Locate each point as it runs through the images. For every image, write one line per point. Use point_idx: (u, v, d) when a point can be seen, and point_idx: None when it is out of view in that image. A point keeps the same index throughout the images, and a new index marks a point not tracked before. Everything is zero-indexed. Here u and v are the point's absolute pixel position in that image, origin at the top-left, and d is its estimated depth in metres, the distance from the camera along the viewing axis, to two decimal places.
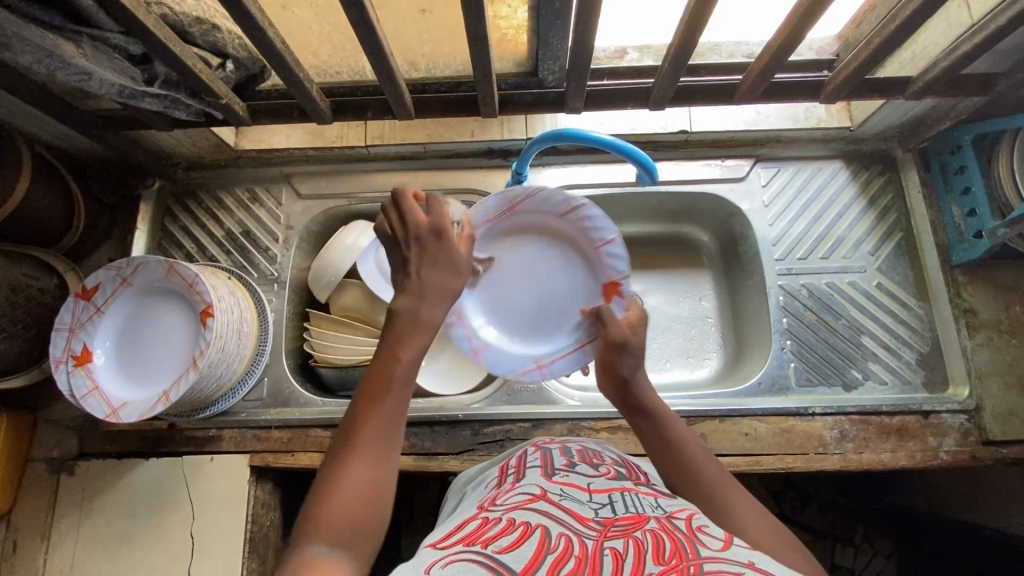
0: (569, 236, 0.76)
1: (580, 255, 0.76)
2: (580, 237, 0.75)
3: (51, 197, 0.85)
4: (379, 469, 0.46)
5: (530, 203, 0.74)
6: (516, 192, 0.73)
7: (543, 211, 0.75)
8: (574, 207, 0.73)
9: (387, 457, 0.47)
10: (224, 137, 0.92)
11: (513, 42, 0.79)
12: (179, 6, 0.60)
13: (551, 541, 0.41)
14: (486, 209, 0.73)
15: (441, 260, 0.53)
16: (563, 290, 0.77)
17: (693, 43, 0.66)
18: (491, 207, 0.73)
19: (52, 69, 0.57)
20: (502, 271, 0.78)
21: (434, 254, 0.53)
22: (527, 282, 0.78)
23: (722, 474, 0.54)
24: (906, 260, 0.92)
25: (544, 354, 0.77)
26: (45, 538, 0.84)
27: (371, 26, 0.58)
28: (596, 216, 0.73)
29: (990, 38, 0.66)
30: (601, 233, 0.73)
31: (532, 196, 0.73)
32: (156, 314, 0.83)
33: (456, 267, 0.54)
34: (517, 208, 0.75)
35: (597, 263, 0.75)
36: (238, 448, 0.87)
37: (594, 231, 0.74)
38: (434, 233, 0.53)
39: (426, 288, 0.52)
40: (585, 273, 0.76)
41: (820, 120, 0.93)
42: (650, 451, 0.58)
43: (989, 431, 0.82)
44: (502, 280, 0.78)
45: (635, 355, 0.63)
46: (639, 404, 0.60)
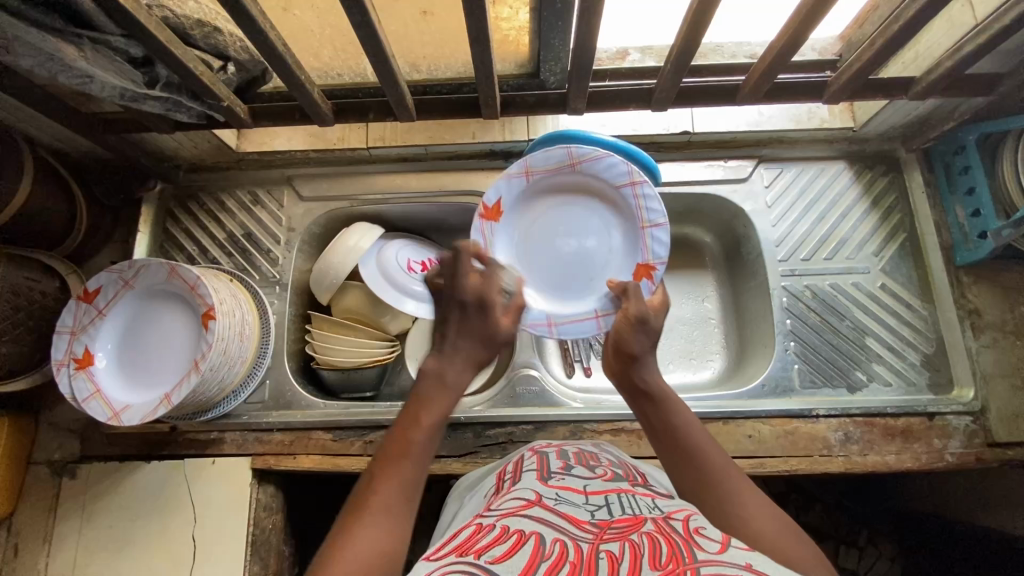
0: (618, 208, 0.79)
1: (623, 230, 0.80)
2: (628, 213, 0.79)
3: (52, 200, 0.85)
4: (392, 528, 0.47)
5: (595, 166, 0.77)
6: (584, 152, 0.75)
7: (602, 178, 0.78)
8: (634, 183, 0.76)
9: (400, 518, 0.48)
10: (226, 139, 0.92)
11: (514, 43, 0.78)
12: (180, 9, 0.60)
13: (546, 547, 0.41)
14: (549, 161, 0.77)
15: (477, 327, 0.59)
16: (599, 257, 0.81)
17: (696, 43, 0.65)
18: (554, 160, 0.77)
19: (53, 72, 0.59)
20: (543, 225, 0.82)
21: (472, 319, 0.59)
22: (563, 244, 0.81)
23: (724, 460, 0.56)
24: (910, 261, 0.91)
25: (558, 313, 0.80)
26: (46, 541, 0.84)
27: (373, 28, 0.58)
28: (652, 195, 0.76)
29: (995, 38, 0.65)
30: (651, 214, 0.77)
31: (598, 160, 0.76)
32: (158, 320, 0.82)
33: (487, 339, 0.59)
34: (577, 169, 0.78)
35: (636, 242, 0.79)
36: (240, 451, 0.86)
37: (644, 209, 0.77)
38: (476, 301, 0.60)
39: (460, 349, 0.58)
40: (625, 245, 0.80)
41: (823, 120, 0.92)
42: (654, 437, 0.60)
43: (995, 433, 0.82)
44: (541, 229, 0.82)
45: (649, 333, 0.66)
46: (644, 389, 0.62)
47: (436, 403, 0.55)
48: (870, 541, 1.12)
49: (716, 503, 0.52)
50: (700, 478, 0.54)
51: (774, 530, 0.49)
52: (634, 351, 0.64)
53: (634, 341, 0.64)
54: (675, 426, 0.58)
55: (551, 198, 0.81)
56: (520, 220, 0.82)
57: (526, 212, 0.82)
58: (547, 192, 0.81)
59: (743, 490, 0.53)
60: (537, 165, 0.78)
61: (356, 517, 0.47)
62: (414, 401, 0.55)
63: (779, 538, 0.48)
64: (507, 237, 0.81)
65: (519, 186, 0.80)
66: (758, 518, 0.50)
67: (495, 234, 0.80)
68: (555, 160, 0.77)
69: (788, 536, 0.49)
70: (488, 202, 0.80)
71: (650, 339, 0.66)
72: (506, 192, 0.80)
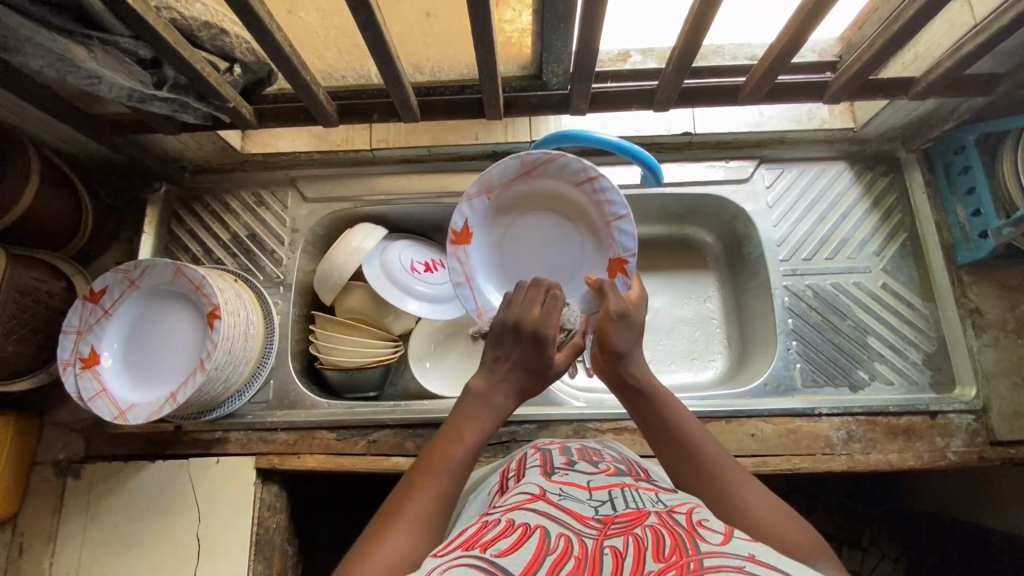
0: (585, 205, 0.81)
1: (592, 227, 0.82)
2: (594, 209, 0.80)
3: (59, 201, 0.85)
4: (421, 535, 0.49)
5: (550, 169, 0.78)
6: (534, 157, 0.78)
7: (562, 178, 0.80)
8: (591, 179, 0.77)
9: (429, 527, 0.50)
10: (231, 141, 0.93)
11: (517, 45, 0.78)
12: (187, 11, 0.60)
13: (550, 541, 0.41)
14: (505, 172, 0.79)
15: (533, 360, 0.60)
16: (575, 255, 0.84)
17: (698, 44, 0.66)
18: (510, 170, 0.79)
19: (62, 72, 0.59)
20: (517, 234, 0.85)
21: (533, 352, 0.60)
22: (539, 248, 0.85)
23: (720, 452, 0.57)
24: (911, 260, 0.92)
25: None
26: (50, 541, 0.84)
27: (378, 28, 0.59)
28: (610, 188, 0.77)
29: (993, 38, 0.66)
30: (614, 208, 0.77)
31: (552, 164, 0.77)
32: (164, 320, 0.83)
33: (537, 374, 0.61)
34: (535, 174, 0.80)
35: (607, 236, 0.80)
36: (244, 450, 0.87)
37: (607, 203, 0.78)
38: (532, 337, 0.60)
39: (510, 373, 0.60)
40: (598, 240, 0.82)
41: (823, 121, 0.93)
42: (651, 433, 0.62)
43: (997, 431, 0.82)
44: (517, 236, 0.85)
45: (630, 327, 0.67)
46: (636, 387, 0.64)
47: (475, 421, 0.57)
48: (873, 541, 1.12)
49: (710, 494, 0.54)
50: (699, 472, 0.56)
51: (772, 512, 0.51)
52: (620, 347, 0.65)
53: (618, 338, 0.66)
54: (670, 422, 0.60)
55: (519, 207, 0.84)
56: (493, 233, 0.85)
57: (498, 224, 0.85)
58: (515, 203, 0.84)
59: (740, 478, 0.55)
60: (495, 181, 0.80)
61: (388, 522, 0.49)
62: (453, 419, 0.58)
63: (778, 521, 0.50)
64: (484, 251, 0.85)
65: (484, 204, 0.82)
66: (757, 504, 0.52)
67: (471, 253, 0.83)
68: (511, 170, 0.79)
69: (787, 517, 0.51)
70: (456, 227, 0.82)
71: (633, 332, 0.67)
72: (472, 214, 0.82)
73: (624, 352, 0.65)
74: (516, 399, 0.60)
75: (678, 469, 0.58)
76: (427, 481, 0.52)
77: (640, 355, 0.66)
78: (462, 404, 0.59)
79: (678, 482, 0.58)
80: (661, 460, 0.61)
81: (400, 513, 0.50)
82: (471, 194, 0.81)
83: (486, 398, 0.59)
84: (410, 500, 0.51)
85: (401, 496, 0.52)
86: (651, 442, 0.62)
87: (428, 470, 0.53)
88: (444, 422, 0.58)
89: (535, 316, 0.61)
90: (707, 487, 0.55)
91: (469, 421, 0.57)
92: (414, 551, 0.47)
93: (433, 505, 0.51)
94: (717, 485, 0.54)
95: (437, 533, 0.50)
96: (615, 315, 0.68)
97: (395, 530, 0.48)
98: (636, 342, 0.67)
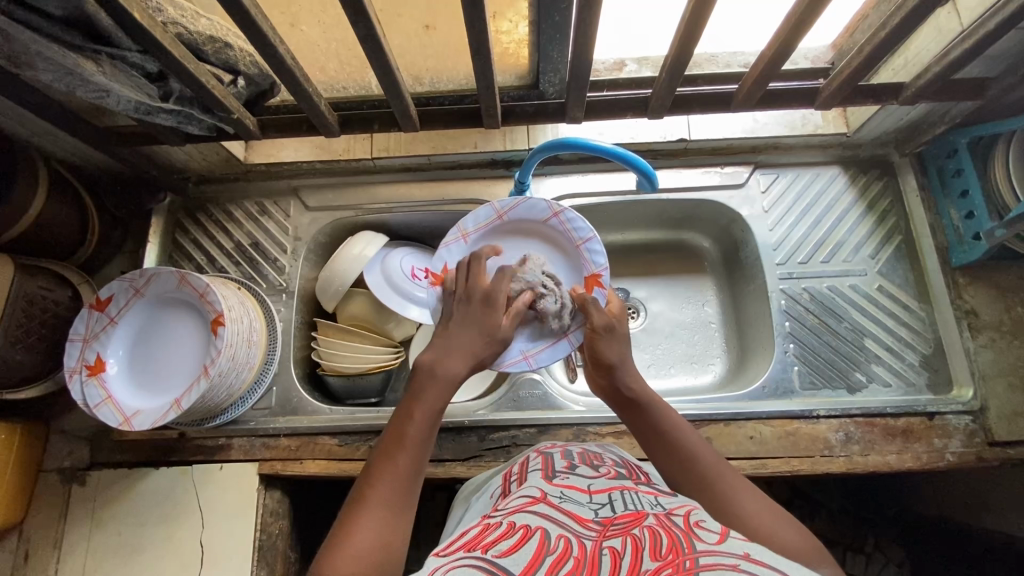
0: (553, 239, 0.86)
1: (566, 260, 0.86)
2: (563, 240, 0.86)
3: (66, 211, 0.87)
4: (389, 517, 0.52)
5: (519, 211, 0.85)
6: (504, 201, 0.84)
7: (528, 219, 0.86)
8: (557, 213, 0.84)
9: (396, 507, 0.53)
10: (235, 151, 0.95)
11: (515, 56, 0.82)
12: (193, 26, 0.62)
13: (551, 542, 0.42)
14: (479, 219, 0.85)
15: (480, 317, 0.68)
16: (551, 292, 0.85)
17: (690, 52, 0.67)
18: (482, 217, 0.85)
19: (72, 86, 0.61)
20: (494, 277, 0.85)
21: (479, 310, 0.69)
22: None
23: (718, 461, 0.59)
24: (906, 262, 0.93)
25: (529, 346, 0.79)
26: (56, 548, 0.85)
27: (378, 41, 0.61)
28: (574, 215, 0.84)
29: (979, 44, 0.67)
30: (582, 231, 0.84)
31: (519, 205, 0.84)
32: (166, 322, 0.85)
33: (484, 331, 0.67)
34: (505, 218, 0.86)
35: (577, 263, 0.85)
36: (247, 457, 0.87)
37: (574, 228, 0.84)
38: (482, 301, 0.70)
39: (460, 337, 0.66)
40: (569, 267, 0.85)
41: (816, 126, 0.95)
42: (649, 443, 0.63)
43: (995, 432, 0.82)
44: None
45: (619, 339, 0.71)
46: (631, 398, 0.66)
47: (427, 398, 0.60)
48: (876, 547, 1.12)
49: (714, 503, 0.55)
50: (697, 477, 0.57)
51: (768, 518, 0.52)
52: (610, 360, 0.68)
53: (609, 352, 0.69)
54: (668, 430, 0.62)
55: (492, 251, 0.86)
56: None
57: None
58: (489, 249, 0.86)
59: (738, 484, 0.56)
60: (470, 228, 0.84)
61: (355, 509, 0.52)
62: (406, 400, 0.61)
63: (773, 524, 0.51)
64: None
65: (460, 249, 0.85)
66: (752, 508, 0.53)
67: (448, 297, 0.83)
68: (484, 218, 0.85)
69: (783, 519, 0.52)
70: (435, 269, 0.83)
71: (622, 346, 0.70)
72: (449, 257, 0.84)
73: (616, 363, 0.68)
74: (465, 363, 0.64)
75: (677, 474, 0.59)
76: (388, 465, 0.55)
77: (633, 364, 0.69)
78: (413, 384, 0.62)
79: (675, 488, 0.59)
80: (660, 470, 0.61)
81: (366, 500, 0.52)
82: (448, 241, 0.85)
83: (434, 368, 0.63)
84: (373, 486, 0.53)
85: (364, 483, 0.54)
86: (648, 451, 0.63)
87: (388, 454, 0.56)
88: (398, 404, 0.61)
89: (483, 282, 0.72)
90: (705, 490, 0.56)
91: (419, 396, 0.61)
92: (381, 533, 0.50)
93: (396, 486, 0.54)
94: (715, 490, 0.56)
95: (406, 511, 0.53)
96: (602, 330, 0.71)
97: (362, 515, 0.51)
98: (626, 356, 0.69)
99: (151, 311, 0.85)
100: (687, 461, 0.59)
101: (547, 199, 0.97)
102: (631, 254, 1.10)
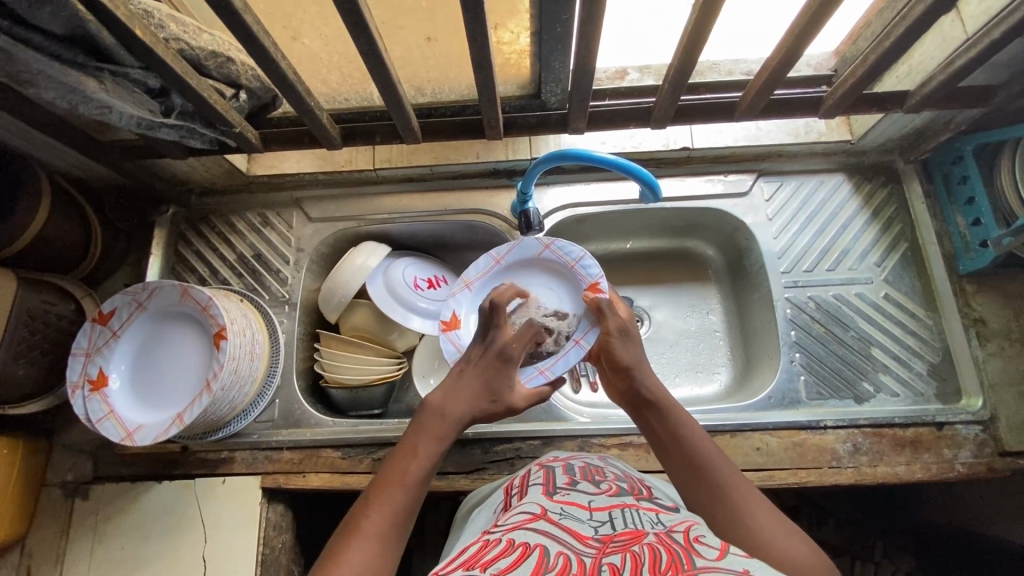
0: (552, 273, 0.88)
1: (571, 292, 0.86)
2: (562, 273, 0.87)
3: (68, 225, 0.87)
4: (380, 548, 0.52)
5: (514, 255, 0.88)
6: (498, 248, 0.89)
7: (526, 260, 0.89)
8: (547, 245, 0.87)
9: (388, 540, 0.53)
10: (237, 163, 0.95)
11: (516, 66, 0.82)
12: (195, 41, 0.62)
13: (549, 559, 0.41)
14: (478, 269, 0.88)
15: (497, 378, 0.68)
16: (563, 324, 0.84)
17: (693, 62, 0.67)
18: (481, 267, 0.88)
19: (74, 103, 0.61)
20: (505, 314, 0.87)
21: (497, 368, 0.68)
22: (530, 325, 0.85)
23: (732, 471, 0.58)
24: (912, 270, 0.92)
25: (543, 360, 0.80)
26: (57, 563, 0.84)
27: (380, 56, 0.61)
28: (564, 244, 0.87)
29: (986, 52, 0.66)
30: (572, 253, 0.86)
31: (514, 248, 0.88)
32: (168, 339, 0.84)
33: (496, 388, 0.67)
34: (504, 264, 0.89)
35: (577, 287, 0.86)
36: (250, 470, 0.87)
37: (567, 255, 0.86)
38: (500, 357, 0.68)
39: (470, 389, 0.66)
40: (571, 292, 0.86)
41: (820, 134, 0.94)
42: (662, 446, 0.63)
43: (1005, 442, 0.81)
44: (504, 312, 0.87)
45: (634, 342, 0.72)
46: (649, 401, 0.66)
47: (429, 436, 0.62)
48: (885, 555, 1.11)
49: (723, 512, 0.54)
50: (709, 486, 0.57)
51: (778, 534, 0.51)
52: (628, 362, 0.69)
53: (625, 355, 0.70)
54: (684, 435, 0.62)
55: None
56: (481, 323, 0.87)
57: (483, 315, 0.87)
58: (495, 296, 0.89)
59: (749, 497, 0.55)
60: (471, 278, 0.88)
61: (345, 539, 0.53)
62: (409, 435, 0.63)
63: (782, 542, 0.51)
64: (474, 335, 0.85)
65: (467, 299, 0.87)
66: (764, 521, 0.53)
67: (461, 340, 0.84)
68: (483, 266, 0.89)
69: (793, 537, 0.51)
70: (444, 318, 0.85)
71: (638, 349, 0.71)
72: (457, 306, 0.87)
73: (633, 366, 0.69)
74: (472, 415, 0.66)
75: (688, 483, 0.59)
76: (384, 498, 0.56)
77: (649, 367, 0.69)
78: (416, 422, 0.64)
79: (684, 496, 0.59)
80: (671, 474, 0.61)
81: (359, 529, 0.53)
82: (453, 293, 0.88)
83: (441, 416, 0.64)
84: (365, 518, 0.54)
85: (357, 515, 0.55)
86: (660, 456, 0.63)
87: (383, 487, 0.57)
88: (400, 441, 0.63)
89: (508, 336, 0.70)
90: (716, 499, 0.56)
91: (420, 437, 0.62)
92: (372, 563, 0.51)
93: (389, 519, 0.55)
94: (726, 499, 0.55)
95: (396, 545, 0.54)
96: (615, 331, 0.73)
97: (351, 546, 0.52)
98: (643, 358, 0.70)
99: (151, 333, 0.85)
100: (699, 470, 0.58)
101: (550, 208, 0.97)
102: (635, 263, 1.10)
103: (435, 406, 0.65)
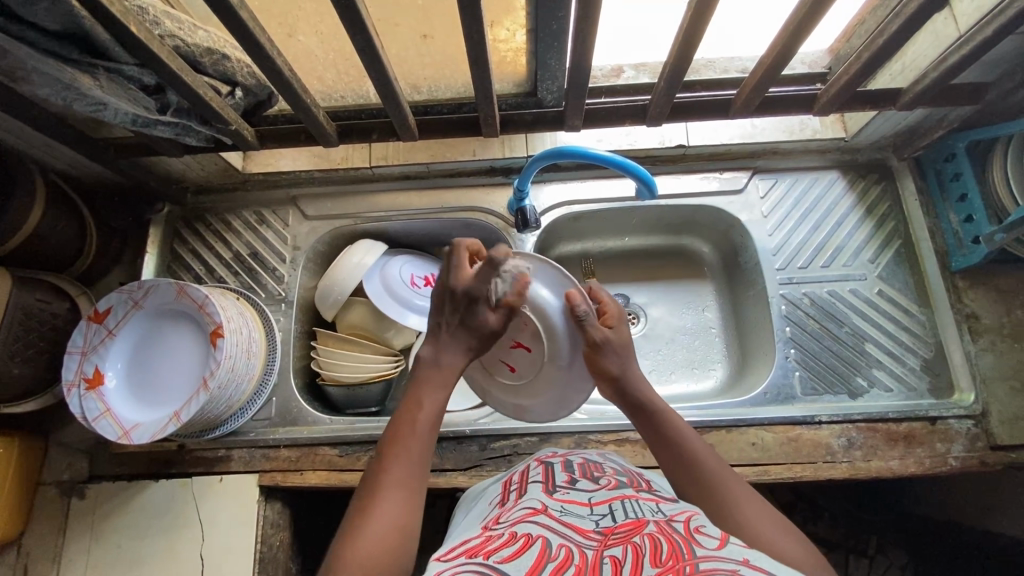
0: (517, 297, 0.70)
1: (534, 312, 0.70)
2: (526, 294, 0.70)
3: (63, 223, 0.87)
4: (405, 499, 0.53)
5: None
6: None
7: None
8: None
9: (411, 489, 0.54)
10: (233, 161, 0.95)
11: (512, 64, 0.81)
12: (190, 38, 0.61)
13: (552, 550, 0.42)
14: None
15: (463, 313, 0.65)
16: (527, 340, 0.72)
17: (688, 60, 0.67)
18: None
19: (69, 100, 0.61)
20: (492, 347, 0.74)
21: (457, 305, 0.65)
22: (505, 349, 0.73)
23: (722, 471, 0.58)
24: (906, 267, 0.92)
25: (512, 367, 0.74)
26: (55, 561, 0.84)
27: (376, 52, 0.60)
28: None
29: (976, 51, 0.67)
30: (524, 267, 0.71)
31: None
32: (168, 322, 0.85)
33: (475, 328, 0.65)
34: None
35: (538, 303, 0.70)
36: (247, 468, 0.87)
37: None
38: (462, 293, 0.65)
39: (449, 334, 0.65)
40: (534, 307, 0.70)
41: (814, 131, 0.95)
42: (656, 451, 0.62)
43: (996, 435, 0.82)
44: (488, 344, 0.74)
45: (611, 349, 0.67)
46: (639, 404, 0.65)
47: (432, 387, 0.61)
48: (879, 549, 1.10)
49: (716, 514, 0.53)
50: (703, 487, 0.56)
51: (768, 529, 0.51)
52: (615, 371, 0.66)
53: (609, 363, 0.66)
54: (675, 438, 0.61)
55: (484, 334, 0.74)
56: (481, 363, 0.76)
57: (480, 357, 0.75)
58: None
59: (748, 507, 0.53)
60: None
61: (371, 493, 0.53)
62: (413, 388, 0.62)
63: (782, 545, 0.49)
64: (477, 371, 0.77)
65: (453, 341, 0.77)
66: (754, 517, 0.52)
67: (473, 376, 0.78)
68: None
69: (794, 546, 0.50)
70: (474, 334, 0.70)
71: (623, 352, 0.68)
72: None
73: (621, 375, 0.66)
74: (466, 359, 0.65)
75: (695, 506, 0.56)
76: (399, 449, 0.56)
77: (636, 368, 0.67)
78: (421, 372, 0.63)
79: None
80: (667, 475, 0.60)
81: (382, 481, 0.54)
82: None
83: (450, 369, 0.63)
84: (386, 470, 0.54)
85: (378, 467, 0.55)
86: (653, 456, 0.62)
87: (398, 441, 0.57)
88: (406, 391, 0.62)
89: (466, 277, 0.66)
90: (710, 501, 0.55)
91: (426, 391, 0.61)
92: (403, 527, 0.51)
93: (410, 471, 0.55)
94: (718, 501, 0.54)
95: (419, 493, 0.55)
96: (598, 345, 0.67)
97: (380, 499, 0.52)
98: (629, 362, 0.67)
99: (148, 329, 0.85)
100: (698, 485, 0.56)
101: (546, 205, 0.97)
102: (631, 259, 1.10)
103: (445, 361, 0.63)
